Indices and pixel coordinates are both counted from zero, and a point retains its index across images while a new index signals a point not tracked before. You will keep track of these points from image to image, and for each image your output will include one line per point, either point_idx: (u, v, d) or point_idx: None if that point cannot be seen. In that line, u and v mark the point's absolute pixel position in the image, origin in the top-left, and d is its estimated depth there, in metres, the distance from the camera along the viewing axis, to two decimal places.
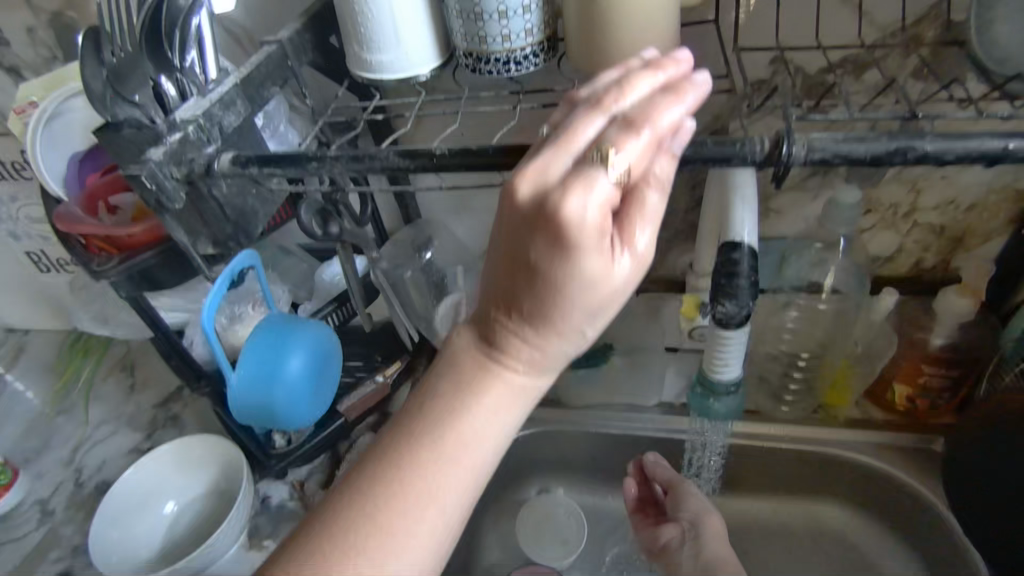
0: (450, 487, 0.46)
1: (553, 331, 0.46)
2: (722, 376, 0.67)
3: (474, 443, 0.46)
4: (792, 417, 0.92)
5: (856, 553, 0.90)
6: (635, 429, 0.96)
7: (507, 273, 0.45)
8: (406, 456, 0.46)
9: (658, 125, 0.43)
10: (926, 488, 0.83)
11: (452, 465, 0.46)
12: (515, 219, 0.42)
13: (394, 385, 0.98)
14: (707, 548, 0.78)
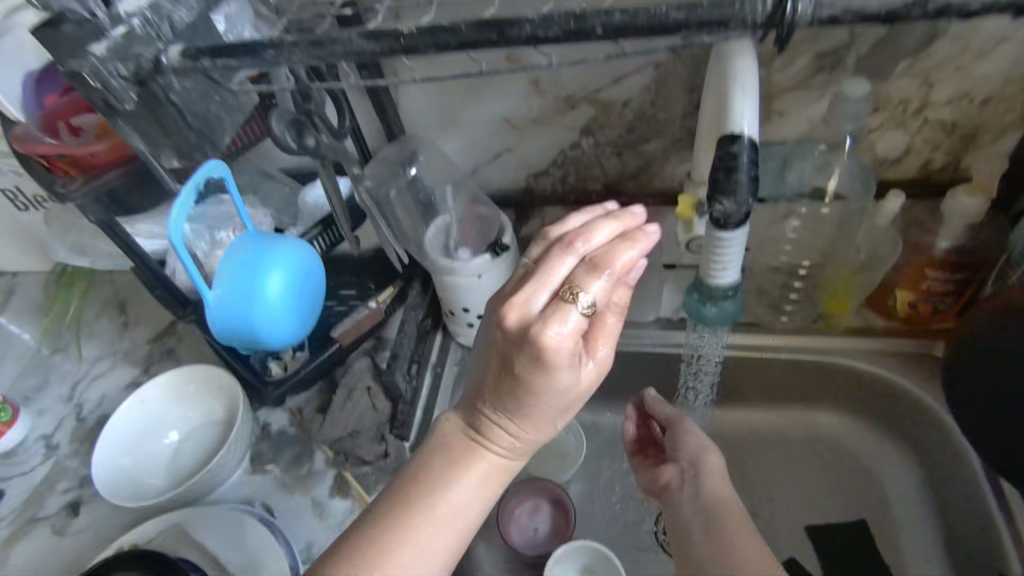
0: (434, 551, 0.52)
1: (528, 418, 0.55)
2: (721, 277, 0.66)
3: (457, 514, 0.54)
4: (790, 327, 0.91)
5: (853, 458, 0.91)
6: (631, 345, 0.95)
7: (492, 376, 0.55)
8: (398, 522, 0.52)
9: (616, 264, 0.54)
10: (925, 391, 0.82)
11: (435, 521, 0.53)
12: (501, 345, 0.53)
13: (389, 310, 0.97)
14: (705, 487, 0.70)
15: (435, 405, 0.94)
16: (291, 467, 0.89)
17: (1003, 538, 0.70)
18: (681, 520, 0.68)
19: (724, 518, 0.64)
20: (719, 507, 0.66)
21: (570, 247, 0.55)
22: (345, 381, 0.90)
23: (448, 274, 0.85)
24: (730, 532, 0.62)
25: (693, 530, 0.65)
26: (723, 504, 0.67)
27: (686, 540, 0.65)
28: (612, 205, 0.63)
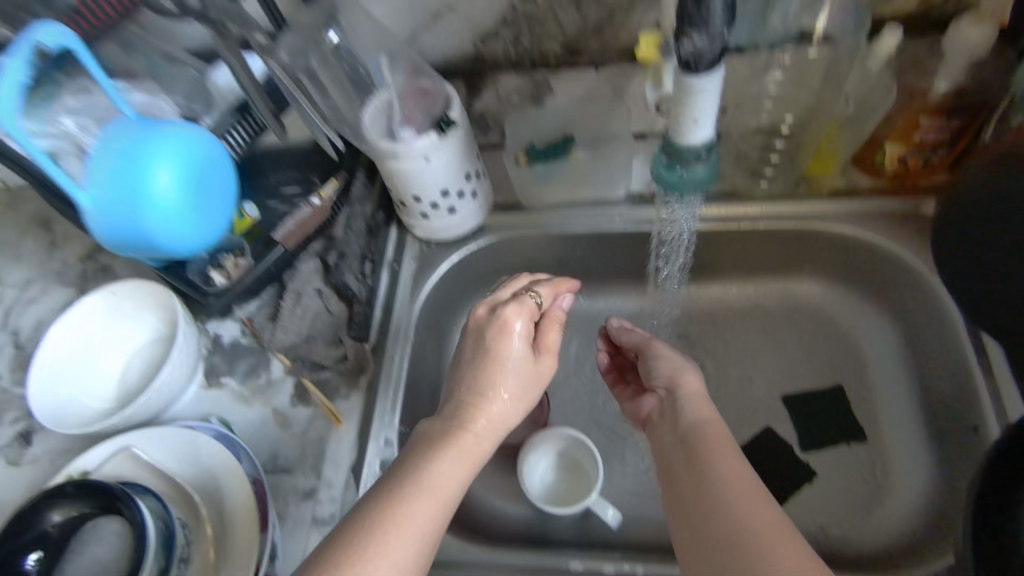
0: (421, 526, 0.55)
1: (496, 396, 0.65)
2: (692, 136, 0.59)
3: (440, 493, 0.58)
4: (771, 193, 0.83)
5: (831, 326, 0.88)
6: (601, 227, 0.88)
7: (466, 369, 0.68)
8: (389, 504, 0.56)
9: (558, 287, 0.75)
10: (911, 251, 0.77)
11: (419, 493, 0.57)
12: (482, 343, 0.68)
13: (335, 205, 0.87)
14: (684, 412, 0.66)
15: (394, 303, 0.88)
16: (248, 379, 0.84)
17: (980, 393, 0.68)
18: (661, 449, 0.65)
19: (703, 439, 0.61)
20: (701, 430, 0.63)
21: (522, 276, 0.77)
22: (291, 287, 0.83)
23: (393, 159, 0.76)
24: (712, 454, 0.59)
25: (673, 459, 0.62)
26: (703, 427, 0.63)
27: (667, 471, 0.62)
28: None
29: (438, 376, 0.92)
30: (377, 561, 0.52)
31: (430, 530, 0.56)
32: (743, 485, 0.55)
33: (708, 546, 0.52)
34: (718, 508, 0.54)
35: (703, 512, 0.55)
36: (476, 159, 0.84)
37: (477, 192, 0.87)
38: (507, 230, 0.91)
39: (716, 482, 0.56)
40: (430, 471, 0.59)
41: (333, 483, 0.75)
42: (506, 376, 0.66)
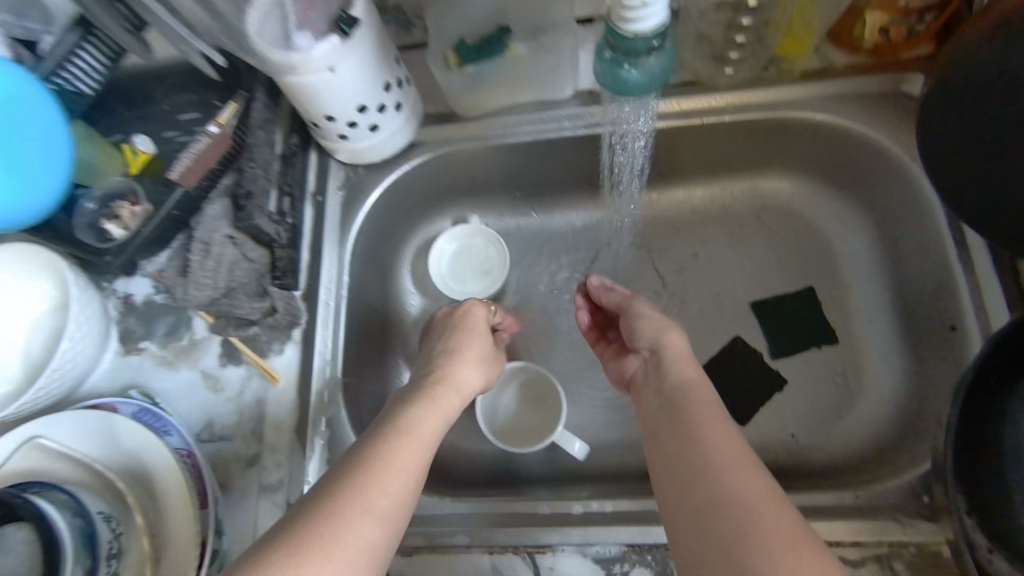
0: (408, 469, 0.53)
1: (475, 361, 0.70)
2: (641, 24, 0.48)
3: (419, 439, 0.56)
4: (735, 82, 0.74)
5: (801, 224, 0.82)
6: (548, 133, 0.77)
7: (443, 341, 0.72)
8: (374, 447, 0.53)
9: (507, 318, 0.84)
10: (891, 138, 0.70)
11: (412, 439, 0.55)
12: (449, 323, 0.74)
13: (238, 134, 0.75)
14: (669, 373, 0.64)
15: (323, 242, 0.77)
16: (169, 341, 0.75)
17: (959, 289, 0.63)
18: (648, 413, 0.63)
19: (689, 406, 0.59)
20: (686, 393, 0.61)
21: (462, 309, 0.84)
22: (197, 236, 0.72)
23: (293, 73, 0.63)
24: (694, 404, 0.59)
25: (659, 425, 0.61)
26: (687, 389, 0.62)
27: (654, 439, 0.60)
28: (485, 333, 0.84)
29: (384, 315, 0.85)
30: (367, 496, 0.49)
31: (416, 469, 0.54)
32: (732, 452, 0.54)
33: (694, 522, 0.51)
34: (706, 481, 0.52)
35: (692, 486, 0.53)
36: (394, 63, 0.71)
37: (401, 102, 0.74)
38: (443, 145, 0.79)
39: (704, 449, 0.54)
40: (408, 417, 0.58)
41: (276, 446, 0.69)
42: (468, 346, 0.71)
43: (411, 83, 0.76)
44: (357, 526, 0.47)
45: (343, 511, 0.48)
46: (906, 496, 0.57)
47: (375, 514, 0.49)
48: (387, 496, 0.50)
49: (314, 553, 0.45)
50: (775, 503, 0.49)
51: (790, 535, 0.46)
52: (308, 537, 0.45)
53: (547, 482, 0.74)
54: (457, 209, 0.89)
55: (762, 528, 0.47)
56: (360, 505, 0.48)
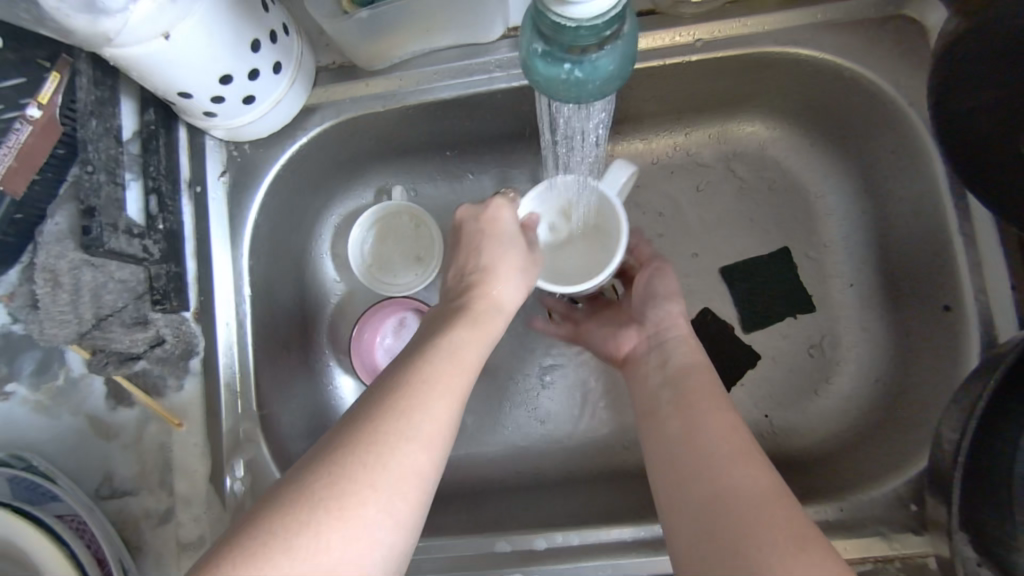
0: (444, 400, 0.43)
1: (504, 255, 0.56)
2: (569, 15, 0.29)
3: (458, 359, 0.46)
4: (704, 11, 0.59)
5: (777, 173, 0.71)
6: (477, 88, 0.62)
7: (466, 247, 0.58)
8: (417, 367, 0.44)
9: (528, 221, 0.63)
10: (887, 77, 0.58)
11: (454, 367, 0.45)
12: (466, 230, 0.59)
13: (66, 116, 0.55)
14: (670, 355, 0.57)
15: (210, 246, 0.62)
16: (40, 382, 0.61)
17: (959, 269, 0.56)
18: (644, 392, 0.56)
19: (697, 389, 0.52)
20: (688, 377, 0.54)
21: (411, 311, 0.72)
22: (39, 264, 0.57)
23: (110, 45, 0.45)
24: (704, 406, 0.50)
25: (658, 401, 0.53)
26: (693, 371, 0.54)
27: (650, 414, 0.53)
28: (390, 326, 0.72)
29: (306, 317, 0.71)
30: (418, 417, 0.41)
31: (460, 395, 0.44)
32: (737, 427, 0.47)
33: (690, 506, 0.43)
34: (708, 464, 0.44)
35: (690, 465, 0.45)
36: (262, 8, 0.52)
37: (280, 61, 0.56)
38: (347, 109, 0.63)
39: (709, 428, 0.47)
40: (449, 338, 0.48)
41: (191, 499, 0.60)
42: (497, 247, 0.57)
43: (292, 31, 0.57)
44: (408, 452, 0.39)
45: (384, 437, 0.39)
46: (891, 505, 0.54)
47: (425, 440, 0.40)
48: (436, 421, 0.42)
49: (358, 485, 0.37)
50: (787, 494, 0.42)
51: (809, 529, 0.39)
52: (351, 463, 0.38)
53: (506, 490, 0.67)
54: (379, 178, 0.73)
55: (769, 519, 0.39)
56: (411, 426, 0.40)
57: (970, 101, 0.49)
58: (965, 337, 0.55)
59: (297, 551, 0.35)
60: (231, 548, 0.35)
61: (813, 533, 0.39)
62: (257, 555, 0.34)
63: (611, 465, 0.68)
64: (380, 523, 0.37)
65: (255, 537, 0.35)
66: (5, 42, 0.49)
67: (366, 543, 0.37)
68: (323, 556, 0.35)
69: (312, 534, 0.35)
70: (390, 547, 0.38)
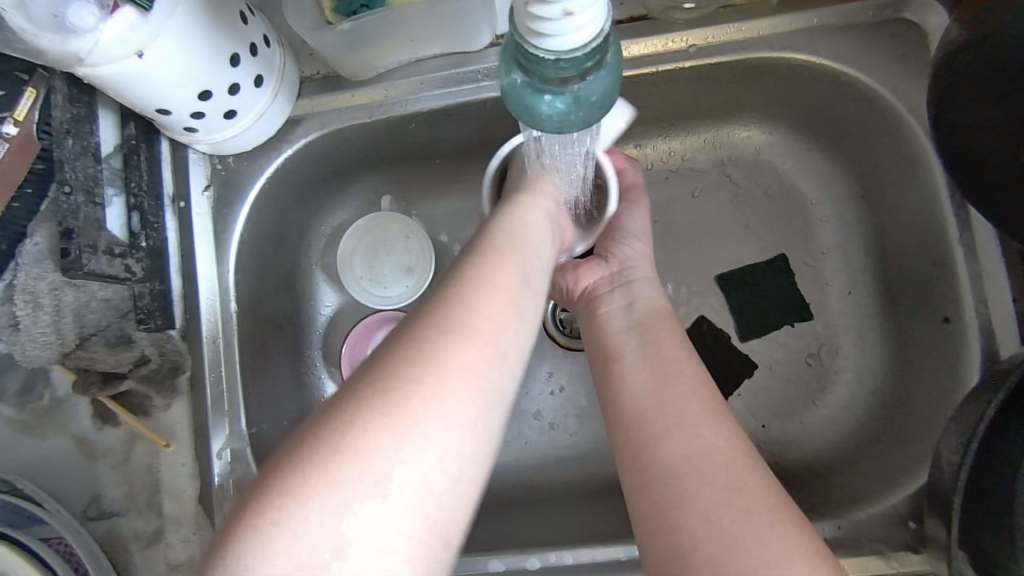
0: (516, 292, 0.42)
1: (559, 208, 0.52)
2: (548, 47, 0.28)
3: (530, 260, 0.45)
4: (698, 17, 0.57)
5: (775, 179, 0.69)
6: (464, 96, 0.60)
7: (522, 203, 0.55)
8: (497, 243, 0.45)
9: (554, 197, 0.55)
10: (885, 83, 0.57)
11: (522, 264, 0.44)
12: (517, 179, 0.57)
13: (44, 136, 0.53)
14: (641, 297, 0.56)
15: (194, 261, 0.61)
16: (25, 401, 0.61)
17: (958, 282, 0.55)
18: (605, 335, 0.54)
19: (665, 342, 0.51)
20: (653, 327, 0.53)
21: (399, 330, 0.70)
22: (16, 283, 0.54)
23: (81, 65, 0.44)
24: (678, 372, 0.49)
25: (623, 350, 0.52)
26: (662, 327, 0.53)
27: (614, 361, 0.51)
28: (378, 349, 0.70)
29: (295, 331, 0.70)
30: (502, 283, 0.41)
31: (539, 278, 0.45)
32: (705, 398, 0.47)
33: (664, 478, 0.43)
34: (677, 443, 0.44)
35: (660, 433, 0.45)
36: (241, 21, 0.51)
37: (261, 75, 0.55)
38: (332, 121, 0.61)
39: (681, 393, 0.47)
40: (523, 220, 0.48)
41: (179, 520, 0.59)
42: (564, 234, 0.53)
43: (274, 44, 0.55)
44: (470, 355, 0.37)
45: (460, 322, 0.38)
46: (892, 522, 0.53)
47: (494, 328, 0.39)
48: (523, 290, 0.42)
49: (457, 340, 0.37)
50: (760, 470, 0.43)
51: (783, 511, 0.41)
52: (451, 323, 0.38)
53: (500, 505, 0.66)
54: (366, 187, 0.71)
55: (747, 501, 0.41)
56: (498, 290, 0.41)
57: (971, 113, 0.48)
58: (966, 349, 0.54)
59: (414, 403, 0.35)
60: (317, 445, 0.34)
61: (789, 513, 0.41)
62: (346, 451, 0.33)
63: (607, 478, 0.67)
64: (490, 376, 0.38)
65: (373, 393, 0.35)
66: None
67: (462, 426, 0.36)
68: (437, 405, 0.35)
69: (427, 383, 0.35)
70: (496, 402, 0.38)
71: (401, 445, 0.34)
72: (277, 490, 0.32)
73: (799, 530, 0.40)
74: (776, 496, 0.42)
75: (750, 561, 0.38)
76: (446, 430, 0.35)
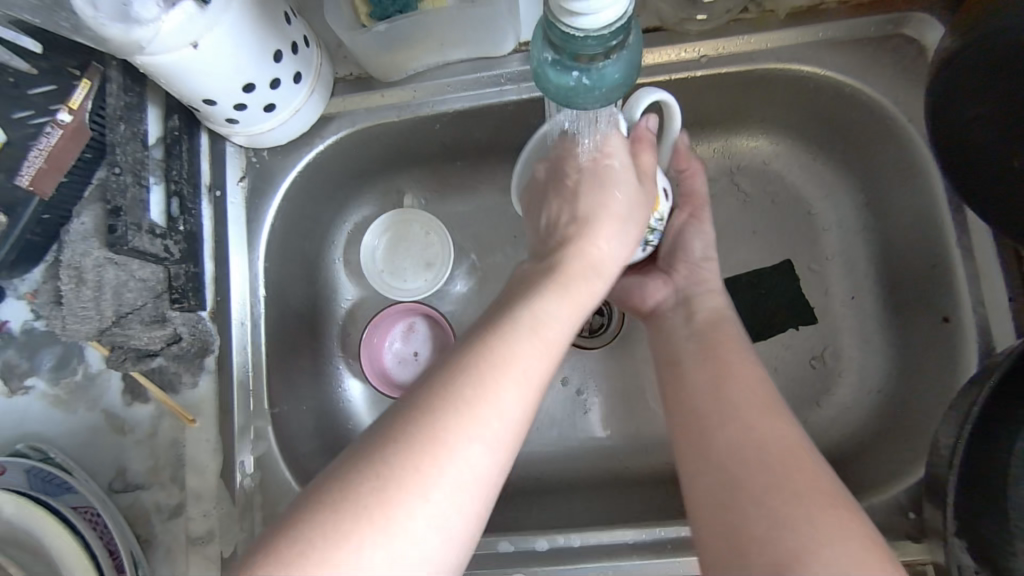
0: (525, 377, 0.42)
1: (585, 261, 0.51)
2: (577, 23, 0.31)
3: (545, 329, 0.45)
4: (711, 29, 0.61)
5: (781, 187, 0.72)
6: (489, 99, 0.64)
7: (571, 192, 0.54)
8: (506, 317, 0.45)
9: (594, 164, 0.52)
10: (886, 93, 0.60)
11: (536, 341, 0.44)
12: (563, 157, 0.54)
13: (96, 122, 0.57)
14: (700, 306, 0.59)
15: (227, 248, 0.65)
16: (60, 376, 0.63)
17: (956, 280, 0.57)
18: (668, 343, 0.58)
19: (719, 344, 0.54)
20: (712, 332, 0.56)
21: (424, 322, 0.73)
22: (64, 261, 0.59)
23: (142, 53, 0.48)
24: (741, 368, 0.51)
25: (683, 355, 0.55)
26: (720, 327, 0.56)
27: (673, 368, 0.55)
28: (398, 341, 0.73)
29: (318, 320, 0.73)
30: (504, 365, 0.42)
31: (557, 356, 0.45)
32: (760, 393, 0.49)
33: (714, 462, 0.46)
34: (732, 428, 0.47)
35: (714, 425, 0.48)
36: (285, 21, 0.55)
37: (300, 72, 0.59)
38: (362, 119, 0.65)
39: (733, 388, 0.50)
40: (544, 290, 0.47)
41: (201, 494, 0.61)
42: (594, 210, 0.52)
43: (312, 44, 0.60)
44: (466, 440, 0.39)
45: (461, 407, 0.39)
46: (890, 512, 0.55)
47: (497, 414, 0.40)
48: (529, 375, 0.42)
49: (448, 433, 0.38)
50: (817, 459, 0.44)
51: (828, 500, 0.41)
52: (447, 413, 0.39)
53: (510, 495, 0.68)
54: (391, 186, 0.75)
55: (794, 485, 0.42)
56: (498, 376, 0.41)
57: (966, 117, 0.51)
58: (963, 344, 0.56)
59: (394, 507, 0.36)
60: (319, 507, 0.37)
61: (835, 502, 0.41)
62: (337, 522, 0.36)
63: (614, 472, 0.68)
64: (483, 469, 0.39)
65: (360, 485, 0.37)
66: (43, 48, 0.53)
67: (448, 511, 0.38)
68: (420, 506, 0.37)
69: (420, 470, 0.37)
70: (476, 508, 0.39)
71: (382, 544, 0.36)
72: (277, 553, 0.35)
73: (853, 517, 0.41)
74: (829, 474, 0.44)
75: (793, 543, 0.39)
76: (432, 523, 0.37)
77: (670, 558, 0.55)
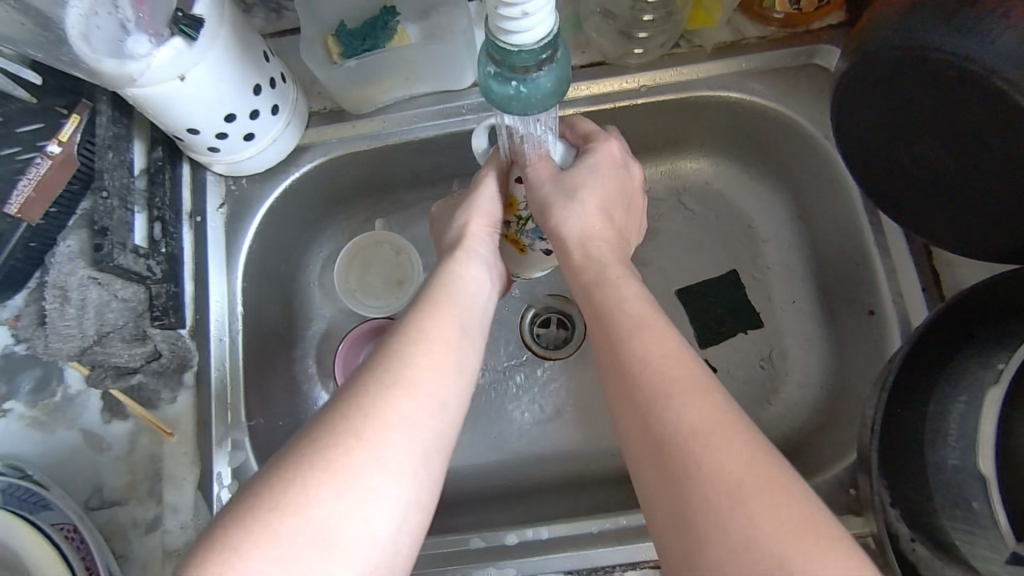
0: (449, 346, 0.47)
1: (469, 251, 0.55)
2: (512, 38, 0.38)
3: (464, 311, 0.50)
4: (648, 63, 0.69)
5: (721, 203, 0.78)
6: (451, 126, 0.70)
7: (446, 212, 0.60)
8: (426, 302, 0.50)
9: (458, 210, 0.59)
10: (804, 113, 0.67)
11: (456, 320, 0.49)
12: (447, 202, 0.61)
13: (85, 152, 0.62)
14: (579, 270, 0.51)
15: (207, 270, 0.68)
16: (38, 398, 0.65)
17: (876, 275, 0.64)
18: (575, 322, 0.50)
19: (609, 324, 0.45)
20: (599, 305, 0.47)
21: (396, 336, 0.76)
22: (50, 281, 0.62)
23: (135, 85, 0.53)
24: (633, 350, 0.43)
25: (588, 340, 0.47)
26: (609, 294, 0.47)
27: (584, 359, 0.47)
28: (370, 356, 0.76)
29: (293, 340, 0.76)
30: (427, 340, 0.46)
31: (477, 330, 0.51)
32: (686, 371, 0.41)
33: (647, 476, 0.40)
34: (644, 435, 0.40)
35: (632, 428, 0.41)
36: (263, 58, 0.60)
37: (277, 104, 0.64)
38: (335, 148, 0.71)
39: (639, 382, 0.42)
40: (455, 272, 0.53)
41: (179, 506, 0.62)
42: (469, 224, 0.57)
43: (288, 79, 0.65)
44: (404, 407, 0.43)
45: (396, 379, 0.43)
46: (834, 488, 0.59)
47: (428, 382, 0.44)
48: (450, 344, 0.47)
49: (386, 405, 0.42)
50: (740, 445, 0.38)
51: (747, 494, 0.36)
52: (387, 378, 0.44)
53: (483, 501, 0.71)
54: (362, 212, 0.80)
55: (706, 481, 0.36)
56: (423, 350, 0.46)
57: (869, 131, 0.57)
58: (888, 333, 0.62)
59: (345, 474, 0.40)
60: (272, 487, 0.39)
61: (765, 492, 0.36)
62: (291, 497, 0.39)
63: (581, 475, 0.72)
64: (425, 432, 0.43)
65: (308, 460, 0.40)
66: (44, 79, 0.59)
67: (396, 473, 0.41)
68: (368, 469, 0.40)
69: (364, 438, 0.41)
70: (422, 467, 0.42)
71: (337, 508, 0.39)
72: (235, 530, 0.38)
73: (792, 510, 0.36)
74: (762, 459, 0.37)
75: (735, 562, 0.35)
76: (382, 485, 0.40)
77: (633, 543, 0.58)
